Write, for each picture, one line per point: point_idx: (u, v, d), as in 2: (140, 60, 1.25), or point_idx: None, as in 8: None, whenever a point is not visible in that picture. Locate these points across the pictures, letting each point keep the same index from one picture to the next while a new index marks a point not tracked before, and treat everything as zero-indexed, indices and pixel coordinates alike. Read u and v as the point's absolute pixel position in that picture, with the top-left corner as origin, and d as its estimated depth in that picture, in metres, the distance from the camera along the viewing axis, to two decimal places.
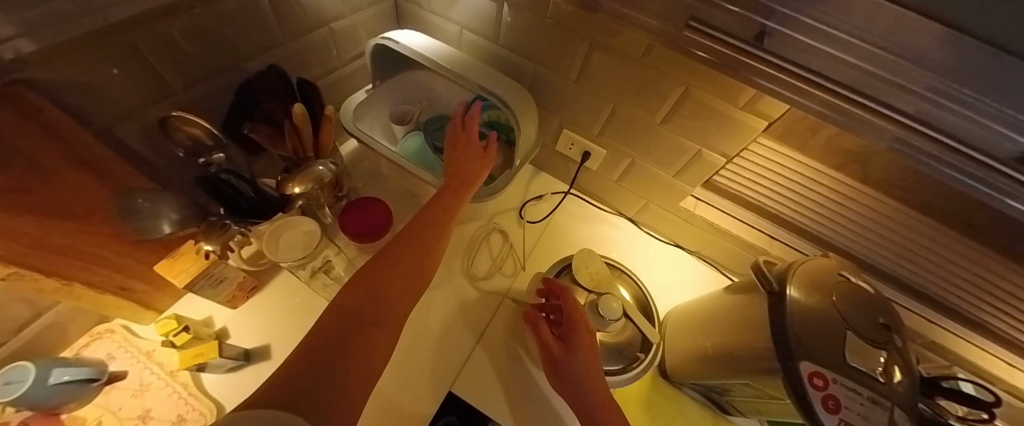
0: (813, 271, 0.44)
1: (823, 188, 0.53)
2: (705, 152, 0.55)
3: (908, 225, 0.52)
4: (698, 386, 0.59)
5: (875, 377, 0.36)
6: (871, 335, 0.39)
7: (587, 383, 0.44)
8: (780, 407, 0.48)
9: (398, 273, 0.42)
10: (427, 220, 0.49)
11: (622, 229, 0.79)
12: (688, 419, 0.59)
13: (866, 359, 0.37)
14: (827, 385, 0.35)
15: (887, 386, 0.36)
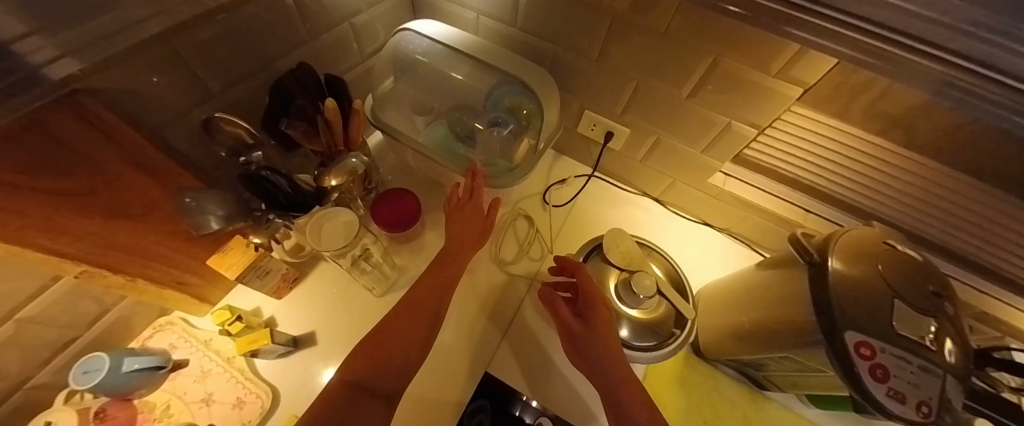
0: (857, 240, 0.43)
1: (866, 153, 0.51)
2: (736, 125, 0.53)
3: (955, 189, 0.49)
4: (734, 363, 0.58)
5: (925, 346, 0.35)
6: (921, 304, 0.37)
7: (604, 357, 0.46)
8: (822, 381, 0.47)
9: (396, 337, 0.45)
10: (430, 287, 0.51)
11: (647, 209, 0.78)
12: (724, 395, 0.59)
13: (915, 328, 0.36)
14: (874, 355, 0.34)
15: (939, 355, 0.35)
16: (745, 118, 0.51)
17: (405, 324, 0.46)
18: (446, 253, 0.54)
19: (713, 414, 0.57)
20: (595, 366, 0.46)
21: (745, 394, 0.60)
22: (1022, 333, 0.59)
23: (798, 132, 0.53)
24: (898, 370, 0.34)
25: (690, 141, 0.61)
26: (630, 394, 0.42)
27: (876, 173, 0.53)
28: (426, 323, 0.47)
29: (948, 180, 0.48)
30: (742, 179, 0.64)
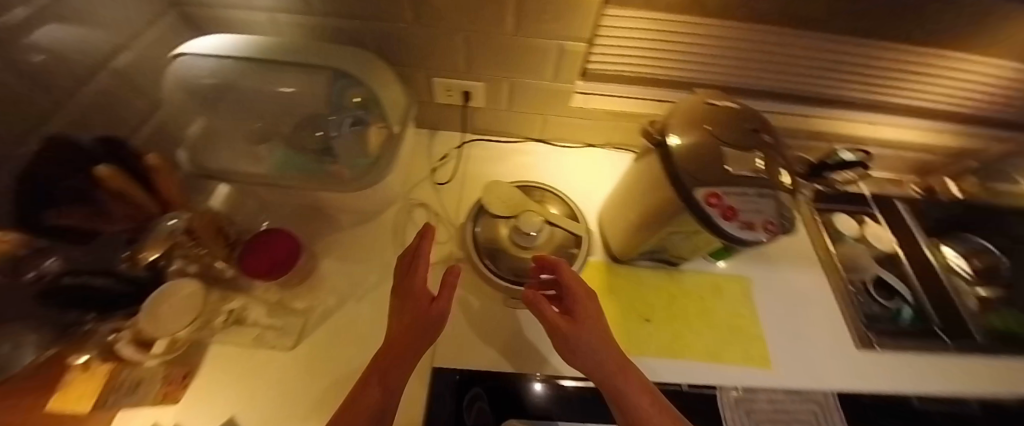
0: (687, 109, 0.47)
1: (679, 26, 0.55)
2: (568, 45, 0.55)
3: (746, 38, 0.57)
4: (647, 254, 0.62)
5: (757, 176, 0.42)
6: (746, 144, 0.44)
7: (599, 352, 0.43)
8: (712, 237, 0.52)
9: None
10: (381, 385, 0.38)
11: (536, 152, 0.78)
12: (650, 287, 0.62)
13: (745, 165, 0.42)
14: (721, 200, 0.40)
15: (767, 180, 0.42)
16: (571, 31, 0.52)
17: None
18: (394, 334, 0.41)
19: (645, 305, 0.60)
20: (589, 362, 0.43)
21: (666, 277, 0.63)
22: (845, 135, 0.71)
23: (622, 27, 0.56)
24: (741, 204, 0.40)
25: (541, 71, 0.61)
26: (624, 377, 0.42)
27: (697, 43, 0.58)
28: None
29: (740, 29, 0.56)
30: (601, 93, 0.65)
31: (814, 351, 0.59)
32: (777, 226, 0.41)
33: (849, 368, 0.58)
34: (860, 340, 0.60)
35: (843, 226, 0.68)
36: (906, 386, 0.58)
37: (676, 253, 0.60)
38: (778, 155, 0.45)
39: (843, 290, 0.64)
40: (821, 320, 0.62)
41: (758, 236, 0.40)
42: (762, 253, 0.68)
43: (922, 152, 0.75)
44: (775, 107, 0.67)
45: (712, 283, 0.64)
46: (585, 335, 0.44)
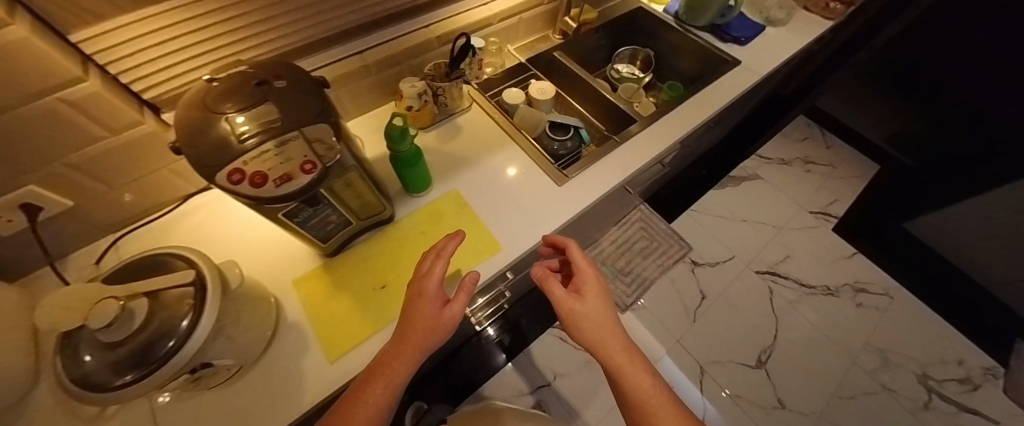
0: (185, 102, 0.39)
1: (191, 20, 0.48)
2: (70, 95, 0.42)
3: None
4: (343, 235, 0.57)
5: (270, 122, 0.37)
6: (248, 98, 0.38)
7: (604, 329, 0.51)
8: (345, 188, 0.48)
9: None
10: (387, 385, 0.42)
11: (201, 206, 0.67)
12: (369, 259, 0.59)
13: (252, 118, 0.36)
14: (242, 173, 0.35)
15: (282, 121, 0.37)
16: (46, 87, 0.40)
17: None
18: (403, 340, 0.43)
19: (375, 277, 0.58)
20: (595, 336, 0.50)
21: (382, 238, 0.61)
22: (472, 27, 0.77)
23: (133, 52, 0.46)
24: (269, 164, 0.36)
25: (92, 137, 0.48)
26: (629, 360, 0.49)
27: (236, 23, 0.52)
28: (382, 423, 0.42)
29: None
30: None
31: (528, 215, 0.65)
32: (323, 160, 0.39)
33: (556, 210, 0.66)
34: (554, 180, 0.69)
35: (510, 98, 0.76)
36: (599, 191, 0.69)
37: (359, 218, 0.56)
38: (300, 84, 0.42)
39: (535, 150, 0.72)
40: (528, 184, 0.69)
41: (305, 182, 0.38)
42: (464, 160, 0.70)
43: (542, 6, 0.86)
44: (387, 35, 0.70)
45: (428, 215, 0.63)
46: (597, 325, 0.51)
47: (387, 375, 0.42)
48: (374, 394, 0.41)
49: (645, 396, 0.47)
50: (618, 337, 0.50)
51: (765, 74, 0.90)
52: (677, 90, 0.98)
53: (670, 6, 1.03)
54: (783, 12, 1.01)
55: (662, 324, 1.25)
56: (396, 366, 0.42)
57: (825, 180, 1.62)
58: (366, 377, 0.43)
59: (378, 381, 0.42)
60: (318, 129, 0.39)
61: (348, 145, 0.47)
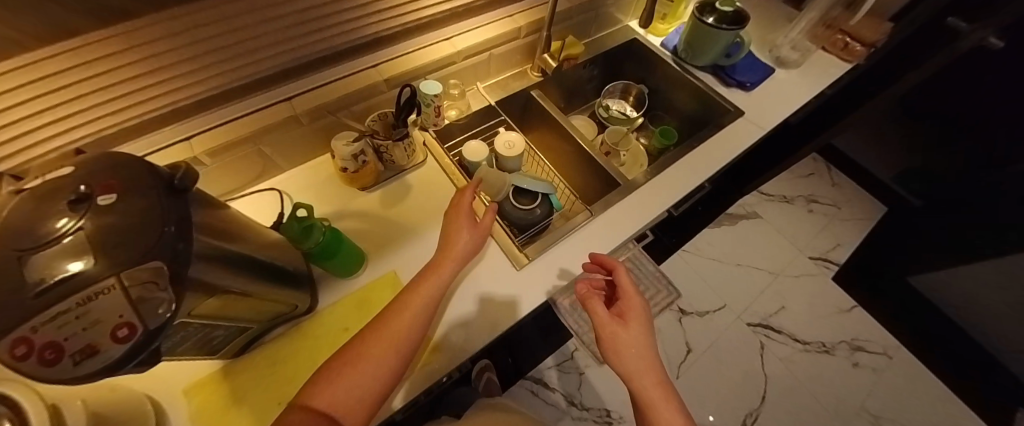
0: None
1: (38, 85, 0.37)
2: None
3: (175, 44, 0.43)
4: (245, 337, 0.47)
5: (76, 254, 0.20)
6: (51, 206, 0.21)
7: (643, 361, 0.47)
8: (227, 302, 0.38)
9: (374, 360, 0.41)
10: (415, 307, 0.46)
11: None
12: (284, 361, 0.49)
13: (44, 248, 0.20)
14: (17, 346, 0.19)
15: (101, 250, 0.21)
16: None
17: (376, 367, 0.41)
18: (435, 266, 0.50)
19: (281, 389, 0.48)
20: (633, 363, 0.47)
21: (297, 337, 0.51)
22: (433, 66, 0.65)
23: None
24: (71, 330, 0.20)
25: None
26: (663, 396, 0.45)
27: (110, 78, 0.41)
28: (404, 351, 0.43)
29: (136, 34, 0.41)
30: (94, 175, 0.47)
31: (476, 310, 0.56)
32: (155, 321, 0.22)
33: (510, 302, 0.56)
34: (515, 263, 0.60)
35: (470, 155, 0.65)
36: (563, 279, 0.60)
37: (266, 320, 0.47)
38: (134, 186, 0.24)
39: (495, 224, 0.63)
40: (481, 268, 0.60)
41: (122, 352, 0.22)
42: (413, 231, 0.60)
43: (517, 39, 0.74)
44: (324, 77, 0.58)
45: (355, 306, 0.53)
46: (635, 354, 0.48)
47: (411, 299, 0.46)
48: (398, 324, 0.44)
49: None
50: (655, 380, 0.46)
51: (770, 128, 0.80)
52: (669, 138, 0.86)
53: (669, 38, 0.92)
54: (797, 53, 0.91)
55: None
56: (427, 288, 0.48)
57: (828, 222, 1.51)
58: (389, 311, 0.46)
59: (409, 304, 0.46)
60: (148, 286, 0.22)
61: (227, 256, 0.36)
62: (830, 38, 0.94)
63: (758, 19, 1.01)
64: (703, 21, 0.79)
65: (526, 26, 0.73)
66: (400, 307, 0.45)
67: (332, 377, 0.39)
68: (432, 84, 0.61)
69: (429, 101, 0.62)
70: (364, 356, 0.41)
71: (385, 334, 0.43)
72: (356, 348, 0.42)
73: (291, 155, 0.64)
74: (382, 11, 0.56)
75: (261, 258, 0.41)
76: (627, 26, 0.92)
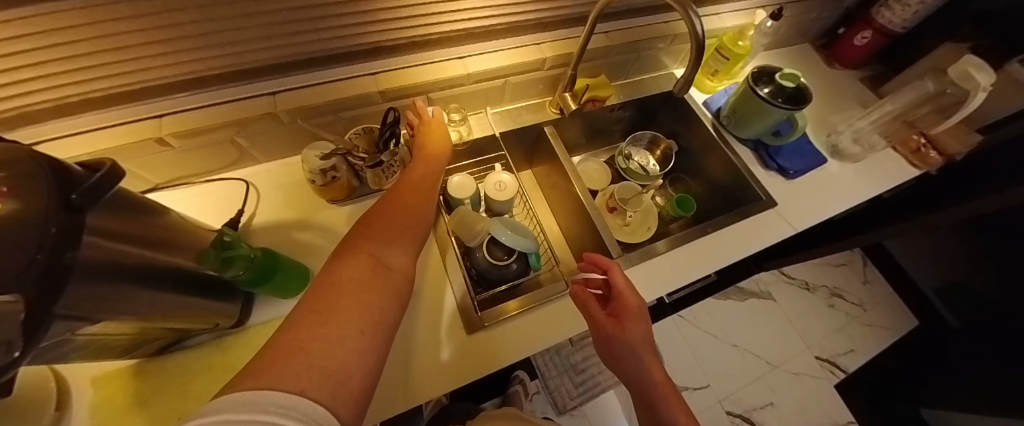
0: None
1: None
2: None
3: (149, 27, 0.40)
4: (157, 343, 0.46)
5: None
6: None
7: (646, 360, 0.47)
8: (125, 325, 0.37)
9: (393, 236, 0.41)
10: (405, 205, 0.45)
11: None
12: (197, 374, 0.48)
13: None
14: None
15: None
16: None
17: (389, 256, 0.39)
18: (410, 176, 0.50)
19: (184, 402, 0.46)
20: (634, 363, 0.47)
21: (214, 349, 0.50)
22: (437, 84, 0.60)
23: None
24: None
25: None
26: (658, 385, 0.47)
27: (67, 51, 0.38)
28: (412, 242, 0.43)
29: (94, 12, 0.36)
30: (56, 137, 0.46)
31: (402, 369, 0.50)
32: None
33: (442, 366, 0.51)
34: (467, 326, 0.54)
35: (455, 191, 0.60)
36: (515, 354, 0.54)
37: (184, 330, 0.46)
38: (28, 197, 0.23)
39: (459, 268, 0.59)
40: (427, 320, 0.55)
41: None
42: None
43: (540, 71, 0.68)
44: (315, 78, 0.54)
45: None
46: (638, 336, 0.47)
47: (399, 201, 0.46)
48: (402, 220, 0.43)
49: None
50: (656, 363, 0.48)
51: (800, 229, 0.70)
52: (687, 209, 0.76)
53: (715, 98, 0.82)
54: (858, 146, 0.79)
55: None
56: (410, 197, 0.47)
57: (848, 322, 1.32)
58: (372, 217, 0.43)
59: (396, 208, 0.44)
60: None
61: (147, 286, 0.35)
62: (904, 137, 0.81)
63: (823, 94, 0.89)
64: (757, 92, 0.69)
65: (552, 59, 0.65)
66: (389, 207, 0.44)
67: (338, 271, 0.35)
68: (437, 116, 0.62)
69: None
70: (371, 248, 0.38)
71: (390, 225, 0.42)
72: (349, 249, 0.38)
73: (272, 146, 0.61)
74: (390, 22, 0.52)
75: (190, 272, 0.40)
76: (668, 74, 0.83)
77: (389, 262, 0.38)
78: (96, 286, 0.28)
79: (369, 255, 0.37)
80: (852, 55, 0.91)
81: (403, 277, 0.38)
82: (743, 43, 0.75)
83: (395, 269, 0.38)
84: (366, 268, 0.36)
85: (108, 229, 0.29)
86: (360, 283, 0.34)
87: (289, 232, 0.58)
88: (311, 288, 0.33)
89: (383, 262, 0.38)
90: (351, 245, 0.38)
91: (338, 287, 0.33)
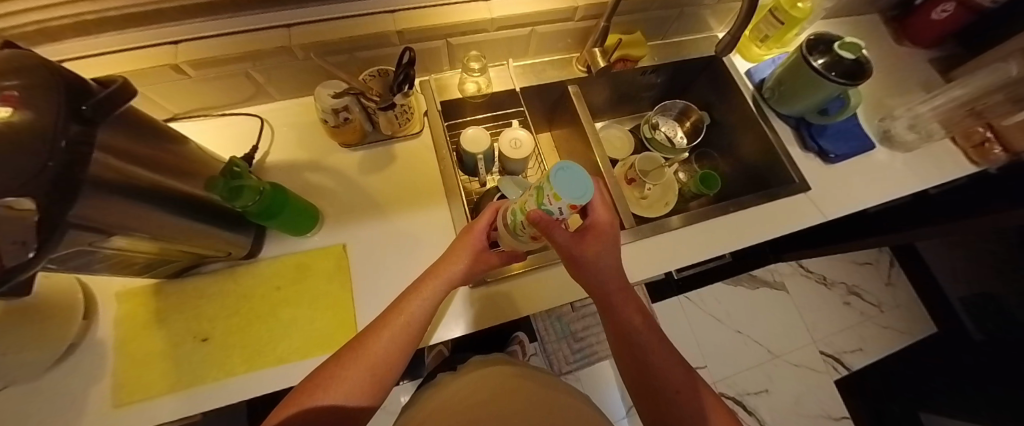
0: None
1: None
2: None
3: None
4: (174, 265, 0.48)
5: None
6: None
7: (610, 273, 0.46)
8: (145, 246, 0.38)
9: (393, 331, 0.41)
10: (405, 326, 0.42)
11: None
12: (212, 298, 0.50)
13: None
14: None
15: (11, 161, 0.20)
16: None
17: (367, 376, 0.39)
18: (440, 271, 0.45)
19: (201, 324, 0.49)
20: (595, 281, 0.46)
21: (227, 277, 0.52)
22: (457, 29, 0.56)
23: None
24: None
25: None
26: (620, 296, 0.46)
27: None
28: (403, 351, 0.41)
29: None
30: (75, 56, 0.45)
31: None
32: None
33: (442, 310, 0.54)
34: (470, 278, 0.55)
35: (468, 146, 0.58)
36: (516, 310, 0.54)
37: (200, 256, 0.48)
38: (34, 105, 0.22)
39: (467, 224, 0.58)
40: None
41: None
42: (376, 205, 0.57)
43: (569, 22, 0.62)
44: (331, 11, 0.51)
45: (293, 266, 0.53)
46: (606, 256, 0.45)
47: (402, 314, 0.42)
48: (401, 317, 0.42)
49: (638, 330, 0.47)
50: (620, 280, 0.47)
51: (831, 218, 0.65)
52: (711, 186, 0.72)
53: (760, 67, 0.74)
54: (913, 134, 0.71)
55: (609, 394, 1.10)
56: (424, 297, 0.44)
57: (860, 322, 1.28)
58: (384, 318, 0.42)
59: (404, 316, 0.42)
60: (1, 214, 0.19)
61: (163, 203, 0.36)
62: (966, 128, 0.72)
63: (883, 74, 0.80)
64: (811, 63, 0.61)
65: (584, 9, 0.60)
66: (390, 324, 0.41)
67: (341, 368, 0.38)
68: (584, 181, 0.34)
69: (555, 205, 0.34)
70: (351, 370, 0.38)
71: (387, 321, 0.42)
72: (359, 347, 0.40)
73: (286, 84, 0.59)
74: None
75: (191, 195, 0.40)
76: (708, 38, 0.76)
77: (352, 400, 0.38)
78: (111, 203, 0.29)
79: (347, 375, 0.38)
80: (927, 31, 0.80)
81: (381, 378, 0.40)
82: (802, 5, 0.66)
83: (365, 384, 0.38)
84: (338, 392, 0.37)
85: (121, 149, 0.29)
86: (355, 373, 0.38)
87: (302, 173, 0.58)
88: (309, 374, 0.39)
89: (347, 395, 0.37)
90: (365, 342, 0.40)
91: (331, 377, 0.38)
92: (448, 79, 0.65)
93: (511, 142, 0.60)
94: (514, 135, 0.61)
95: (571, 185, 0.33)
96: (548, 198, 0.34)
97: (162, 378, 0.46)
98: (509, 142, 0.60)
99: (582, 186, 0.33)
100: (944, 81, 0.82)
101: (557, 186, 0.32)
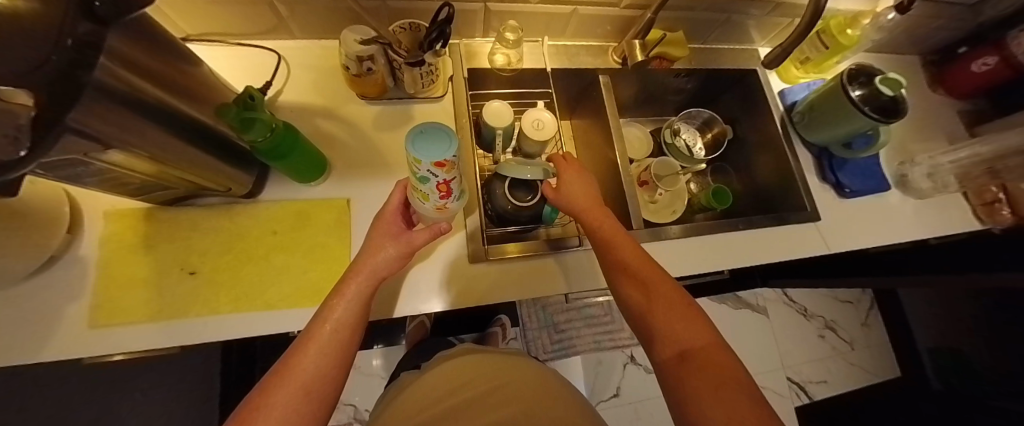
0: None
1: None
2: None
3: None
4: (171, 192, 0.46)
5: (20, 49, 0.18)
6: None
7: (582, 193, 0.51)
8: (143, 166, 0.36)
9: (316, 346, 0.36)
10: (332, 337, 0.37)
11: None
12: (204, 232, 0.48)
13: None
14: None
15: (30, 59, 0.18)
16: None
17: (298, 405, 0.33)
18: (357, 271, 0.41)
19: (190, 256, 0.47)
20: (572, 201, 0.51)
21: (223, 213, 0.50)
22: None
23: None
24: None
25: None
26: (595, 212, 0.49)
27: None
28: (340, 365, 0.37)
29: None
30: None
31: (401, 281, 0.52)
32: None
33: (434, 282, 0.52)
34: (472, 254, 0.54)
35: (491, 119, 0.56)
36: (513, 293, 0.54)
37: (192, 185, 0.45)
38: None
39: (475, 196, 0.57)
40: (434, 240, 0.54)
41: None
42: (385, 165, 0.55)
43: (614, 8, 0.59)
44: None
45: (293, 212, 0.51)
46: (575, 183, 0.52)
47: (325, 324, 0.37)
48: (325, 332, 0.37)
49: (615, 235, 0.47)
50: (589, 196, 0.51)
51: (835, 252, 0.66)
52: (722, 201, 0.71)
53: (794, 88, 0.73)
54: (929, 183, 0.71)
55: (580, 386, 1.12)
56: (347, 302, 0.39)
57: (830, 355, 1.32)
58: (306, 334, 0.37)
59: (326, 329, 0.37)
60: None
61: (168, 122, 0.33)
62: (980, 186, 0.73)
63: (911, 117, 0.79)
64: (849, 93, 0.60)
65: None
66: (315, 338, 0.36)
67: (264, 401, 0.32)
68: (444, 139, 0.36)
69: (423, 170, 0.36)
70: (279, 395, 0.33)
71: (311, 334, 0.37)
72: (282, 375, 0.34)
73: (311, 23, 0.56)
74: None
75: (200, 120, 0.38)
76: (749, 51, 0.74)
77: None
78: (115, 112, 0.27)
79: (278, 401, 0.32)
80: (965, 81, 0.78)
81: (323, 398, 0.35)
82: (851, 32, 0.64)
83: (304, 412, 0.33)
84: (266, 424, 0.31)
85: (134, 57, 0.27)
86: (284, 403, 0.32)
87: (315, 118, 0.56)
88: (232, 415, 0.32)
89: None
90: (289, 368, 0.34)
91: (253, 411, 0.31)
92: (479, 47, 0.62)
93: (535, 121, 0.58)
94: (539, 115, 0.59)
95: (428, 144, 0.35)
96: (416, 165, 0.36)
97: (144, 306, 0.45)
98: (535, 120, 0.58)
99: (442, 143, 0.36)
100: (968, 135, 0.81)
101: (414, 152, 0.35)
